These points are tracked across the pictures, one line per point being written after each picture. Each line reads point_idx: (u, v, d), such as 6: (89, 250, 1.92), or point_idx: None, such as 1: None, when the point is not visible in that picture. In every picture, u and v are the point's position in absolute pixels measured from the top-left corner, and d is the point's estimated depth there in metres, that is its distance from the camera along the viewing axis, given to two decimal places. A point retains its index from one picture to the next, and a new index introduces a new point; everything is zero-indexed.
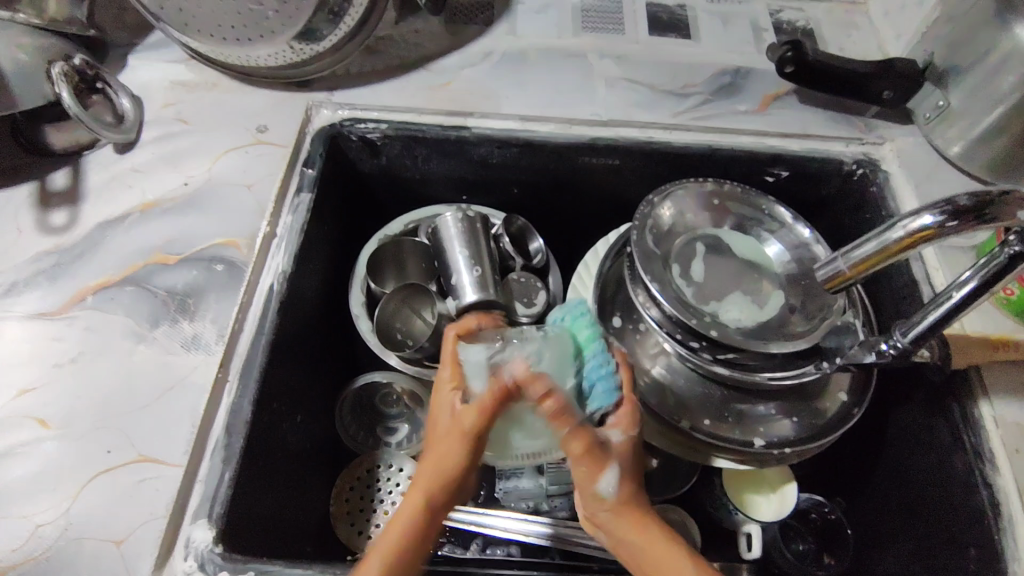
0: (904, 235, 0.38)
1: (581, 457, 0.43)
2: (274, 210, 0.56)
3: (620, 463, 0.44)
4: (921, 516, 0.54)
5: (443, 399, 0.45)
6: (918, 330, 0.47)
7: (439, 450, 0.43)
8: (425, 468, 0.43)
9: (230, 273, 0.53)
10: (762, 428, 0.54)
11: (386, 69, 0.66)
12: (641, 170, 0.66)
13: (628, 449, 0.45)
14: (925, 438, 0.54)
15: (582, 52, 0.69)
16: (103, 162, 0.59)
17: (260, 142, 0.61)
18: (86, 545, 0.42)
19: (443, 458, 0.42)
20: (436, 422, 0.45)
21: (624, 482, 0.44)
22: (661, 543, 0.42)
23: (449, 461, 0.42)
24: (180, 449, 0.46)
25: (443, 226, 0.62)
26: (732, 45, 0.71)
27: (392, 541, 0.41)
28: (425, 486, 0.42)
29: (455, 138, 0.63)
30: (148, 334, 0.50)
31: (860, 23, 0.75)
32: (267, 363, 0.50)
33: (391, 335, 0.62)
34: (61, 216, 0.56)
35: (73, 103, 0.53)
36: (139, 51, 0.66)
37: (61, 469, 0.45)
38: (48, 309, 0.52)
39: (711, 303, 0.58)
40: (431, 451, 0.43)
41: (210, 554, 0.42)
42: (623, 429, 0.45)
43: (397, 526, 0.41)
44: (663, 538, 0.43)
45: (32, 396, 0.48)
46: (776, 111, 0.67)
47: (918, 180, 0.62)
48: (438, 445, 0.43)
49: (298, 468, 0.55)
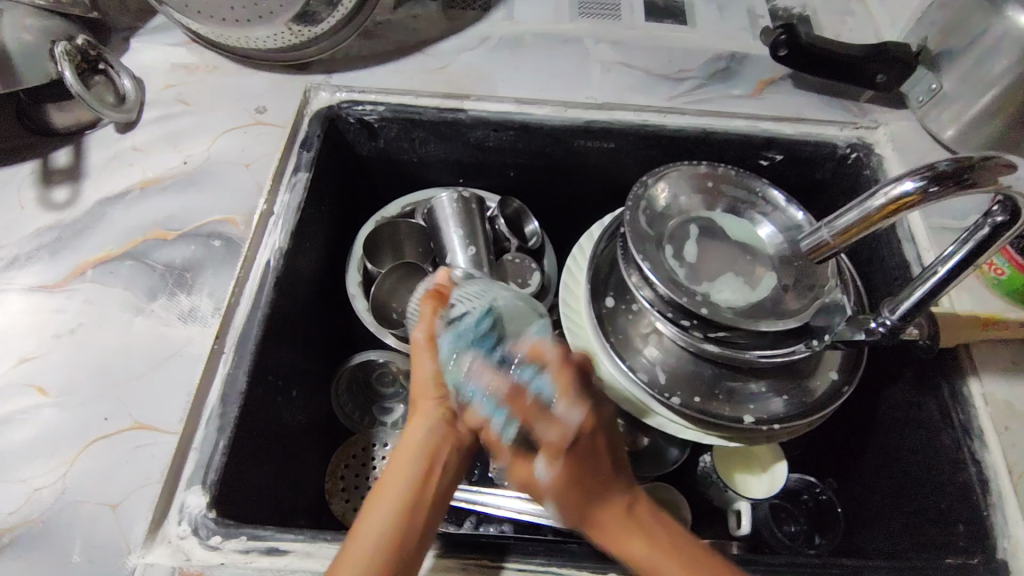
0: (885, 202, 0.39)
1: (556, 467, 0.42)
2: (271, 187, 0.57)
3: (556, 498, 0.41)
4: (909, 493, 0.54)
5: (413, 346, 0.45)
6: (905, 307, 0.47)
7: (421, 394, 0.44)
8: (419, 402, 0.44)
9: (227, 249, 0.54)
10: (752, 405, 0.55)
11: (384, 53, 0.67)
12: (635, 153, 0.66)
13: (562, 483, 0.41)
14: (915, 417, 0.55)
15: (578, 37, 0.70)
16: (105, 141, 0.60)
17: (259, 122, 0.62)
18: (81, 508, 0.43)
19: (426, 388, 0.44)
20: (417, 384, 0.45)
21: (569, 512, 0.42)
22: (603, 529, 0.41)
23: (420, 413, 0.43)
24: (175, 417, 0.46)
25: (438, 207, 0.63)
26: (728, 31, 0.72)
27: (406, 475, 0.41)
28: (427, 416, 0.43)
29: (451, 121, 0.64)
30: (146, 307, 0.51)
31: (857, 11, 0.75)
32: (263, 336, 0.51)
33: (387, 315, 0.62)
34: (63, 192, 0.57)
35: (76, 82, 0.54)
36: (141, 34, 0.67)
37: (59, 435, 0.46)
38: (48, 282, 0.53)
39: (702, 284, 0.59)
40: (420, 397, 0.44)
41: (204, 518, 0.43)
42: (549, 459, 0.41)
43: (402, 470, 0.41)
44: (624, 527, 0.41)
45: (32, 364, 0.49)
46: (771, 95, 0.67)
47: (911, 164, 0.63)
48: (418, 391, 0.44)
49: (294, 442, 0.56)
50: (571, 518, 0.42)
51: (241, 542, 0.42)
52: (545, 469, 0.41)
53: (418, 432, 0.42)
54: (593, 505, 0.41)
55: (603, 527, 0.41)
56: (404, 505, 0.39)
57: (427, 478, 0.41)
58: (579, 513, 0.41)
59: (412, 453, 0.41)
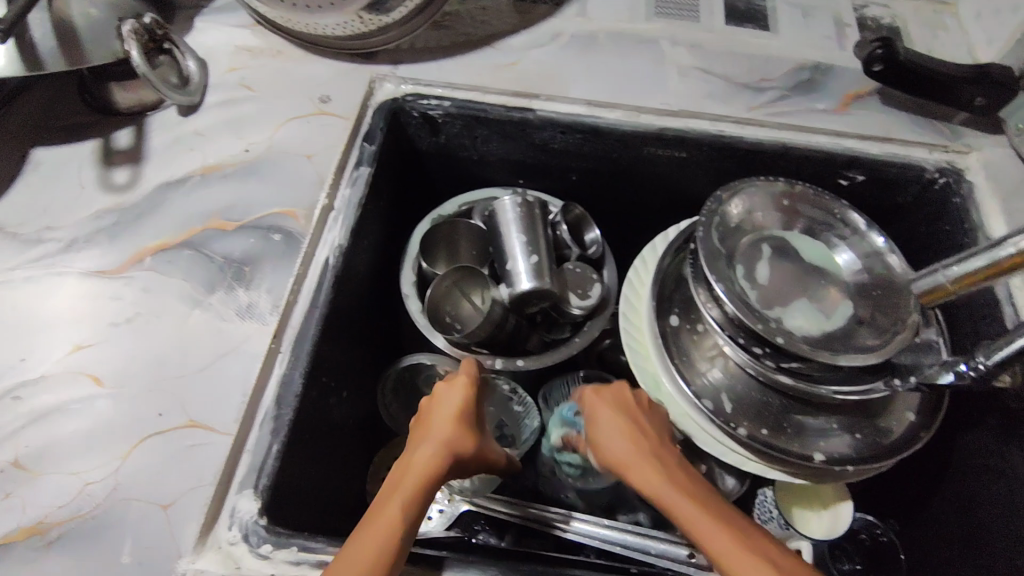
0: (1014, 252, 0.37)
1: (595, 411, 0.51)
2: (332, 181, 0.55)
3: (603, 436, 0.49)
4: (983, 544, 0.52)
5: (445, 406, 0.46)
6: (1004, 353, 0.44)
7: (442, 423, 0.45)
8: (427, 444, 0.44)
9: (286, 243, 0.52)
10: (822, 443, 0.52)
11: (452, 45, 0.65)
12: (708, 164, 0.63)
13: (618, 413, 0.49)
14: (996, 466, 0.51)
15: (655, 38, 0.67)
16: (166, 123, 0.59)
17: (322, 112, 0.60)
18: (132, 507, 0.42)
19: (446, 437, 0.44)
20: (434, 409, 0.46)
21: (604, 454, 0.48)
22: (638, 463, 0.46)
23: (425, 456, 0.43)
24: (229, 418, 0.45)
25: (501, 210, 0.61)
26: (812, 39, 0.68)
27: (403, 505, 0.40)
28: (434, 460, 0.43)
29: (518, 120, 0.61)
30: (203, 300, 0.50)
31: (950, 25, 0.71)
32: (320, 337, 0.49)
33: (440, 317, 0.61)
34: (123, 175, 0.56)
35: (142, 62, 0.53)
36: (207, 13, 0.65)
37: (112, 429, 0.45)
38: (106, 267, 0.52)
39: (775, 309, 0.55)
40: (435, 425, 0.45)
41: (255, 525, 0.42)
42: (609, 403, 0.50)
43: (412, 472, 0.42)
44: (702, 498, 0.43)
45: (87, 352, 0.48)
46: (857, 111, 0.64)
47: (1006, 193, 0.59)
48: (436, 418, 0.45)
49: (343, 441, 0.55)
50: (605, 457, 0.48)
51: (292, 553, 0.41)
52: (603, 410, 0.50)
53: (423, 473, 0.42)
54: (625, 443, 0.47)
55: (635, 464, 0.46)
56: (411, 502, 0.40)
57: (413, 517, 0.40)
58: (611, 449, 0.47)
59: (408, 491, 0.40)
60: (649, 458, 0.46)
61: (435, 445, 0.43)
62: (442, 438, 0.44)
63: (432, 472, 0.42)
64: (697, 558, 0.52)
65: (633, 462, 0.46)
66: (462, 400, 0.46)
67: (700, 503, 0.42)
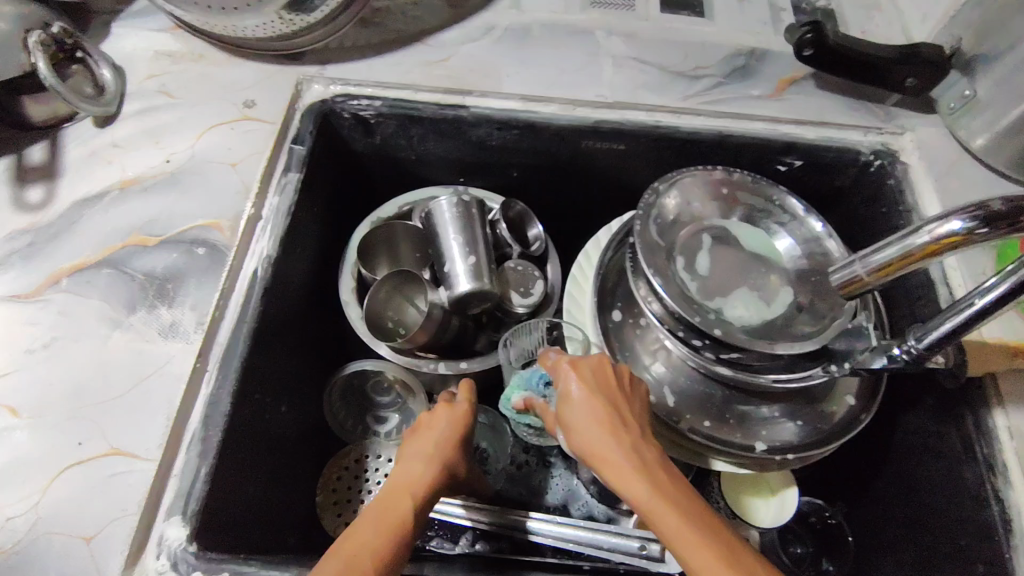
0: (929, 240, 0.37)
1: (559, 387, 0.45)
2: (259, 190, 0.54)
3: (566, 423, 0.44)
4: (924, 522, 0.52)
5: (440, 426, 0.47)
6: (933, 337, 0.44)
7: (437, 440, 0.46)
8: (425, 460, 0.45)
9: (211, 257, 0.51)
10: (764, 431, 0.52)
11: (381, 43, 0.63)
12: (647, 155, 0.63)
13: (588, 396, 0.43)
14: (934, 446, 0.52)
15: (589, 29, 0.66)
16: (83, 136, 0.56)
17: (247, 118, 0.58)
18: (53, 541, 0.41)
19: (444, 456, 0.45)
20: (429, 428, 0.47)
21: (576, 441, 0.43)
22: (611, 456, 0.41)
23: (423, 475, 0.43)
24: (154, 442, 0.44)
25: (437, 210, 0.60)
26: (748, 24, 0.67)
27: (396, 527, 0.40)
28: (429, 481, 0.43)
29: (452, 118, 0.60)
30: (125, 320, 0.48)
31: (884, 5, 0.71)
32: (249, 353, 0.48)
33: (382, 324, 0.60)
34: (37, 192, 0.54)
35: (49, 74, 0.51)
36: (123, 18, 0.62)
37: (31, 460, 0.43)
38: (20, 291, 0.49)
39: (715, 299, 0.55)
40: (428, 443, 0.46)
41: (183, 552, 0.40)
42: (575, 381, 0.44)
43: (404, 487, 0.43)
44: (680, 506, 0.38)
45: (2, 382, 0.46)
46: (792, 96, 0.63)
47: (939, 173, 0.59)
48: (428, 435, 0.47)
49: (284, 455, 0.54)
50: (577, 445, 0.43)
51: None
52: (572, 389, 0.44)
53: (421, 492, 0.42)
54: (598, 431, 0.42)
55: (610, 454, 0.41)
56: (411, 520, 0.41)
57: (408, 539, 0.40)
58: (584, 439, 0.42)
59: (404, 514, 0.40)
60: (621, 455, 0.40)
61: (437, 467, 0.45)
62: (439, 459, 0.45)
63: (426, 486, 0.43)
64: (648, 550, 0.52)
65: (607, 455, 0.41)
66: (460, 421, 0.48)
67: (684, 515, 0.37)
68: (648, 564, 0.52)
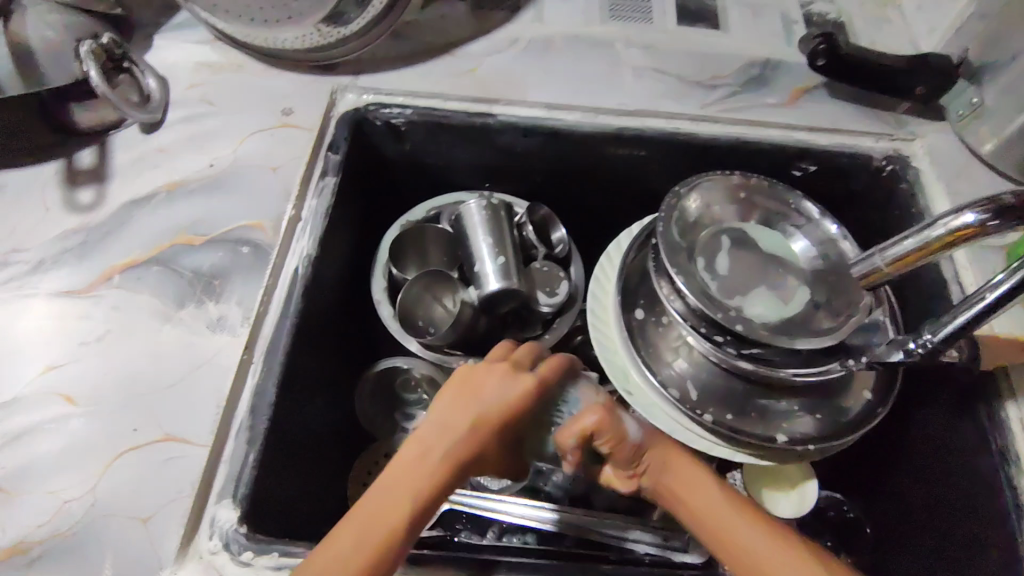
0: (946, 232, 0.40)
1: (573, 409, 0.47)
2: (299, 193, 0.56)
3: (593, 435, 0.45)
4: (940, 513, 0.54)
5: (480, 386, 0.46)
6: (948, 329, 0.46)
7: (500, 406, 0.45)
8: (453, 421, 0.44)
9: (255, 255, 0.53)
10: (785, 424, 0.54)
11: (412, 54, 0.66)
12: (666, 161, 0.65)
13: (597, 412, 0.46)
14: (948, 439, 0.54)
15: (610, 40, 0.69)
16: (130, 142, 0.59)
17: (285, 125, 0.60)
18: (111, 522, 0.43)
19: (469, 418, 0.44)
20: (478, 387, 0.46)
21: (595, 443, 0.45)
22: (673, 459, 0.45)
23: (435, 437, 0.43)
24: (205, 430, 0.46)
25: (466, 214, 0.62)
26: (762, 36, 0.70)
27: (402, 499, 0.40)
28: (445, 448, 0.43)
29: (480, 125, 0.63)
30: (174, 315, 0.50)
31: (892, 17, 0.74)
32: (292, 345, 0.50)
33: (413, 322, 0.62)
34: (88, 195, 0.56)
35: (101, 81, 0.53)
36: (165, 30, 0.65)
37: (88, 446, 0.45)
38: (74, 288, 0.52)
39: (735, 298, 0.57)
40: (463, 404, 0.45)
41: (235, 533, 0.42)
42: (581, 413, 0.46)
43: (423, 451, 0.42)
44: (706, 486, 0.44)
45: (59, 372, 0.48)
46: (806, 104, 0.66)
47: (950, 177, 0.62)
48: (491, 395, 0.45)
49: (320, 448, 0.56)
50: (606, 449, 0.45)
51: (273, 559, 0.42)
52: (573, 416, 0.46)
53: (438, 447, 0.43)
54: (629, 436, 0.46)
55: (660, 465, 0.45)
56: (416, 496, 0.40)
57: (414, 517, 0.40)
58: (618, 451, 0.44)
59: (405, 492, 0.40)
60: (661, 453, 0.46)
61: (478, 414, 0.44)
62: (467, 418, 0.44)
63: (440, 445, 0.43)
64: (670, 542, 0.55)
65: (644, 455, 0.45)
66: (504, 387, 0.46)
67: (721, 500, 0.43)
68: (670, 554, 0.54)
